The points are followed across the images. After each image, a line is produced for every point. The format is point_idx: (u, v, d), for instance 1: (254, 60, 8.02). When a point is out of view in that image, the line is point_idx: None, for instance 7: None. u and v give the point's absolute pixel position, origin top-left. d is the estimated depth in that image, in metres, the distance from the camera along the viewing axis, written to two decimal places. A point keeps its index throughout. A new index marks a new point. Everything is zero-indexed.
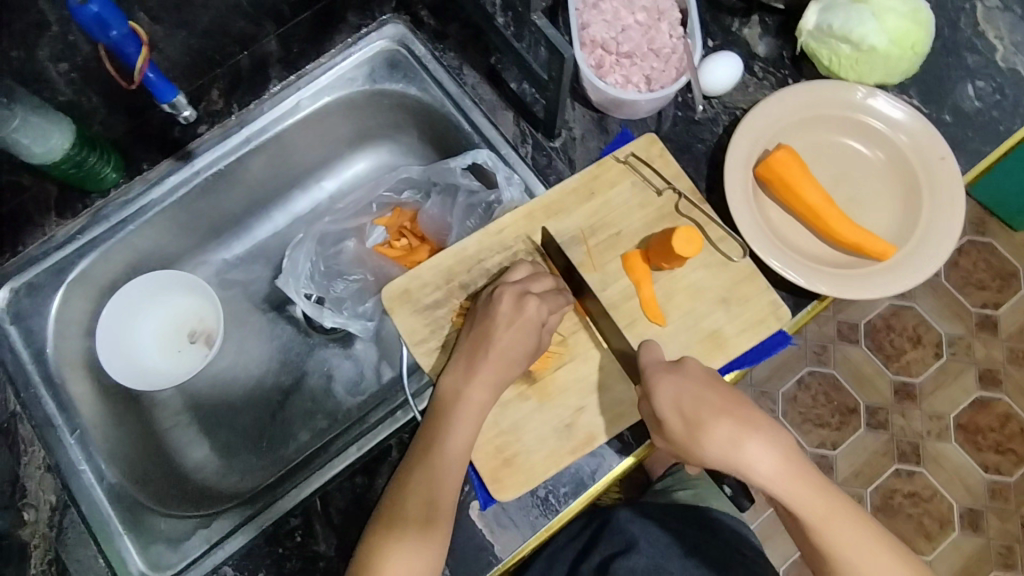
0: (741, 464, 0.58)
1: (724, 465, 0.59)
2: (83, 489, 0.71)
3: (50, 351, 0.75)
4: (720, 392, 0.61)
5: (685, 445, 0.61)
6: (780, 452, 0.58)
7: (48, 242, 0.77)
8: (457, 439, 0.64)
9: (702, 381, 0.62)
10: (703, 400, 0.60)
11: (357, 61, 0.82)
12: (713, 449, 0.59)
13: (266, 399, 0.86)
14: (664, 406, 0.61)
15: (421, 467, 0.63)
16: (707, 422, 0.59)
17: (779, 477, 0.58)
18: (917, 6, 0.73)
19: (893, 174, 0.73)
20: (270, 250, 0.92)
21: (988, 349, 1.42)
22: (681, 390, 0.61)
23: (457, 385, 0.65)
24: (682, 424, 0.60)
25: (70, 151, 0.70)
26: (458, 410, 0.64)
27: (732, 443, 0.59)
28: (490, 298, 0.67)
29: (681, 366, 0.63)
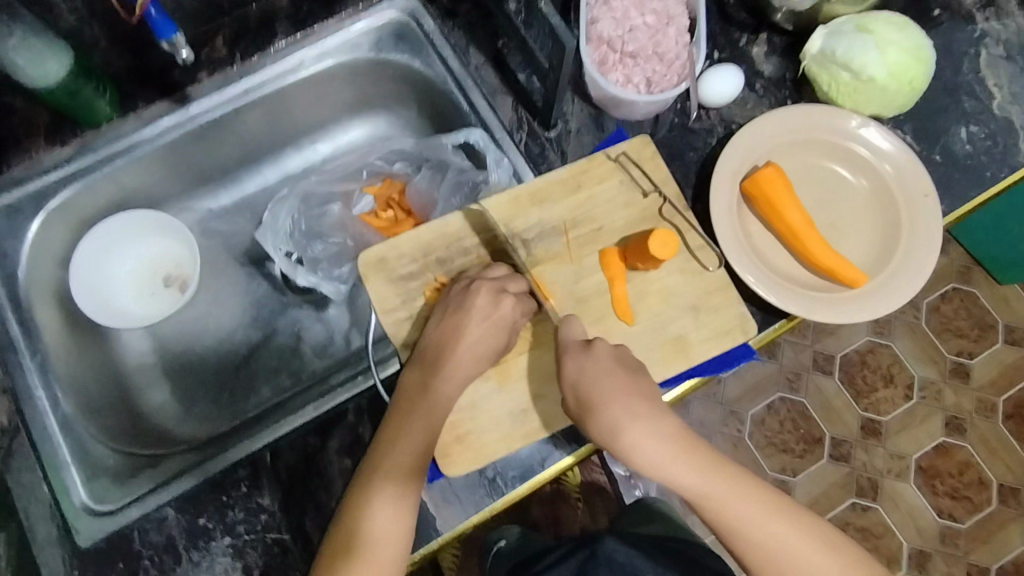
0: (630, 449, 0.61)
1: (607, 447, 0.62)
2: (36, 415, 0.70)
3: (21, 275, 0.75)
4: (622, 381, 0.62)
5: (581, 424, 0.63)
6: (663, 437, 0.61)
7: (34, 166, 0.76)
8: (437, 407, 0.65)
9: (607, 365, 0.63)
10: (598, 388, 0.61)
11: (365, 28, 0.82)
12: (607, 432, 0.61)
13: (233, 352, 0.86)
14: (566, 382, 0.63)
15: (404, 429, 0.65)
16: (597, 411, 0.61)
17: (660, 454, 0.60)
18: (921, 42, 0.74)
19: (875, 205, 0.74)
20: (257, 204, 0.92)
21: (957, 396, 1.44)
22: (582, 370, 0.63)
23: (424, 377, 0.66)
24: (575, 403, 0.62)
25: (65, 79, 0.69)
26: (425, 402, 0.65)
27: (618, 430, 0.61)
28: (466, 292, 0.67)
29: (588, 348, 0.64)
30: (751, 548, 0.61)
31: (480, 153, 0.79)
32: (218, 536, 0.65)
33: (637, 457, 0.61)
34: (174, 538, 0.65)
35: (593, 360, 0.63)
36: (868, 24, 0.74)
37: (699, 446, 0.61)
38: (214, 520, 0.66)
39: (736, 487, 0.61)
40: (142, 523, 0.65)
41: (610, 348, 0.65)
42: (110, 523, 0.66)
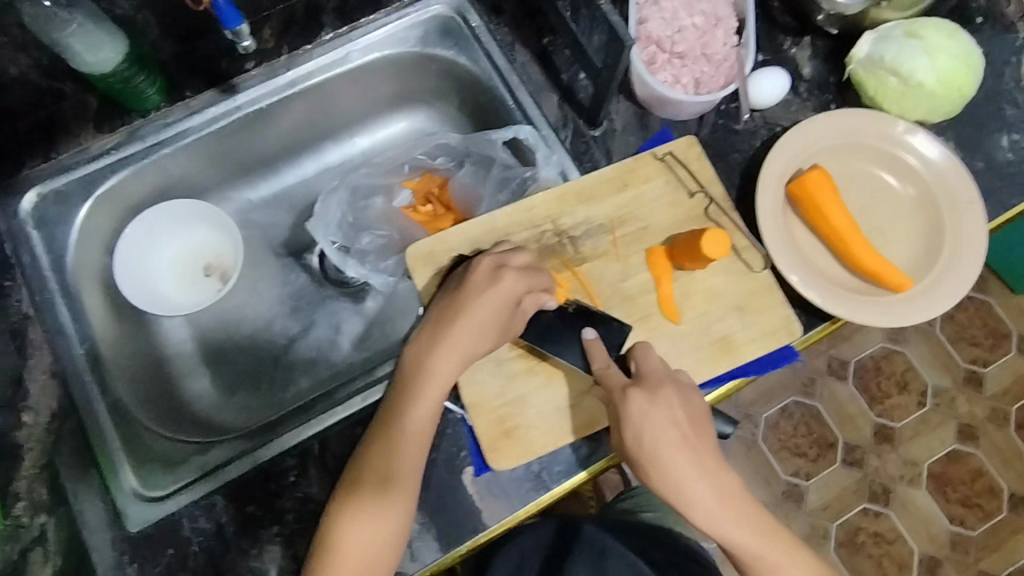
0: (691, 505, 0.63)
1: (664, 495, 0.63)
2: (86, 401, 0.71)
3: (70, 260, 0.75)
4: (686, 429, 0.63)
5: (640, 471, 0.63)
6: (719, 493, 0.62)
7: (82, 153, 0.77)
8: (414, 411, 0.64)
9: (673, 416, 0.62)
10: (659, 443, 0.62)
11: (412, 22, 0.83)
12: (668, 486, 0.62)
13: (271, 343, 0.87)
14: (632, 424, 0.62)
15: (383, 436, 0.64)
16: (656, 466, 0.62)
17: (715, 509, 0.62)
18: (969, 50, 0.74)
19: (919, 210, 0.74)
20: (295, 196, 0.92)
21: (971, 404, 1.44)
22: (649, 414, 0.62)
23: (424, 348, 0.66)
24: (638, 449, 0.62)
25: (120, 66, 0.70)
26: (421, 377, 0.65)
27: (681, 487, 0.62)
28: (466, 271, 0.68)
29: (653, 396, 0.63)
30: None
31: (528, 149, 0.79)
32: (267, 525, 0.66)
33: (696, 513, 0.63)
34: (222, 525, 0.66)
35: (661, 411, 0.62)
36: (916, 30, 0.74)
37: (751, 505, 0.63)
38: (262, 508, 0.66)
39: (782, 547, 0.63)
40: (191, 507, 0.66)
41: (672, 394, 0.63)
42: (159, 509, 0.67)
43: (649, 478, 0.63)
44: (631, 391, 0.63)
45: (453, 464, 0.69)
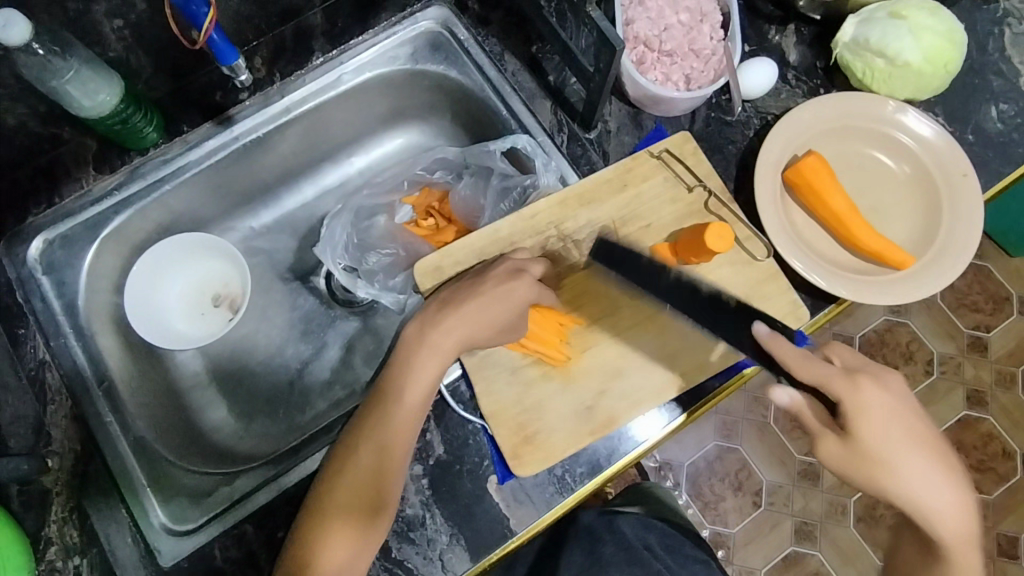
0: (931, 500, 0.57)
1: (912, 494, 0.57)
2: (109, 441, 0.71)
3: (81, 303, 0.76)
4: (914, 423, 0.58)
5: (881, 471, 0.56)
6: (956, 488, 0.58)
7: (85, 195, 0.77)
8: (387, 430, 0.63)
9: (899, 400, 0.58)
10: (907, 435, 0.57)
11: (401, 40, 0.83)
12: (882, 476, 0.56)
13: (285, 367, 0.88)
14: (870, 416, 0.56)
15: (353, 452, 0.64)
16: (900, 460, 0.57)
17: (935, 501, 0.57)
18: (951, 26, 0.76)
19: (915, 187, 0.75)
20: (297, 220, 0.93)
21: (977, 369, 1.45)
22: (890, 406, 0.57)
23: (422, 330, 0.66)
24: (877, 442, 0.56)
25: (118, 107, 0.71)
26: (420, 356, 0.65)
27: (920, 483, 0.57)
28: (489, 264, 0.69)
29: (883, 382, 0.58)
30: None
31: (527, 157, 0.80)
32: None
33: (930, 512, 0.57)
34: (255, 553, 0.67)
35: (892, 397, 0.57)
36: (900, 10, 0.75)
37: (957, 503, 0.58)
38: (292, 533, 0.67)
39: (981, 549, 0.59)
40: (222, 537, 0.67)
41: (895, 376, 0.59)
42: (189, 543, 0.67)
43: (874, 475, 0.56)
44: (863, 377, 0.57)
45: (476, 473, 0.70)
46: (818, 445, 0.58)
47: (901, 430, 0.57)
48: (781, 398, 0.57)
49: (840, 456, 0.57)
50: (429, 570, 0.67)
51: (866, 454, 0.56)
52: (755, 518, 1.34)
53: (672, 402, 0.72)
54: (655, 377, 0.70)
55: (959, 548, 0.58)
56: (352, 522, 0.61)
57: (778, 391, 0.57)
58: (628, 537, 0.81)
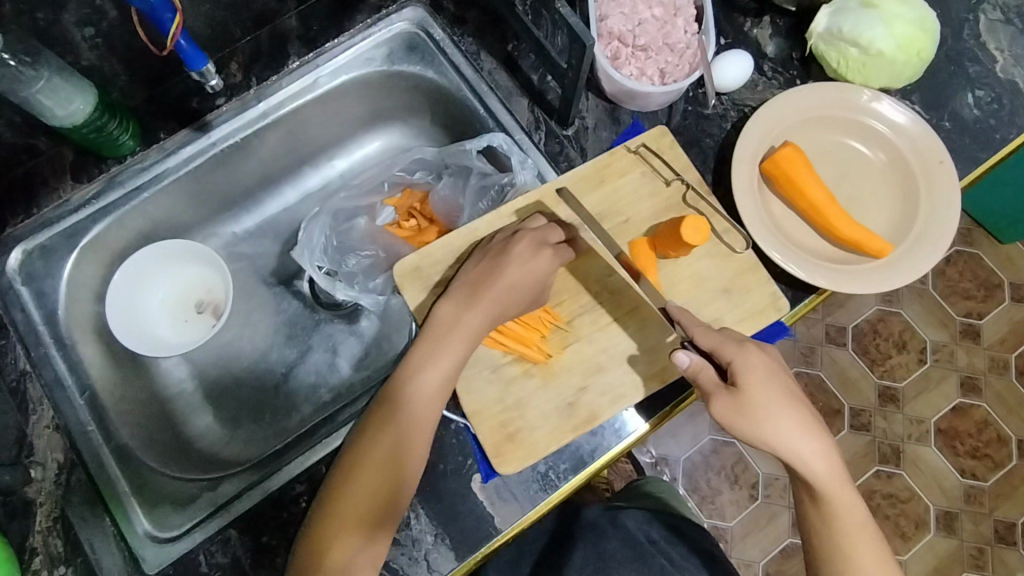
0: (799, 451, 0.61)
1: (777, 446, 0.61)
2: (92, 451, 0.71)
3: (61, 312, 0.76)
4: (788, 386, 0.63)
5: (751, 422, 0.61)
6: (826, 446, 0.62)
7: (63, 205, 0.77)
8: (416, 411, 0.64)
9: (770, 364, 0.63)
10: (786, 394, 0.62)
11: (377, 41, 0.83)
12: (767, 427, 0.61)
13: (270, 371, 0.88)
14: (746, 374, 0.61)
15: (372, 446, 0.63)
16: (779, 414, 0.61)
17: (807, 457, 0.61)
18: (924, 14, 0.76)
19: (892, 175, 0.76)
20: (279, 225, 0.93)
21: (970, 357, 1.46)
22: (762, 366, 0.62)
23: (457, 311, 0.67)
24: (751, 395, 0.61)
25: (92, 116, 0.70)
26: (447, 340, 0.66)
27: (795, 435, 0.61)
28: (508, 240, 0.70)
29: (763, 348, 0.64)
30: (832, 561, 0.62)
31: (503, 155, 0.80)
32: (283, 552, 0.67)
33: (805, 463, 0.62)
34: (240, 558, 0.67)
35: (766, 360, 0.63)
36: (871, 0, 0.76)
37: (827, 458, 0.62)
38: (277, 537, 0.67)
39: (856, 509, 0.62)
40: (206, 544, 0.67)
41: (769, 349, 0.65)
42: (172, 550, 0.67)
43: (759, 426, 0.61)
44: (746, 343, 0.63)
45: (460, 472, 0.70)
46: (712, 403, 0.62)
47: (775, 389, 0.62)
48: (681, 361, 0.62)
49: (731, 410, 0.61)
50: (415, 570, 0.67)
51: (752, 405, 0.61)
52: (751, 511, 1.35)
53: (654, 396, 0.72)
54: (636, 371, 0.70)
55: (837, 495, 0.62)
56: (371, 503, 0.62)
57: (677, 354, 0.62)
58: (633, 532, 0.80)
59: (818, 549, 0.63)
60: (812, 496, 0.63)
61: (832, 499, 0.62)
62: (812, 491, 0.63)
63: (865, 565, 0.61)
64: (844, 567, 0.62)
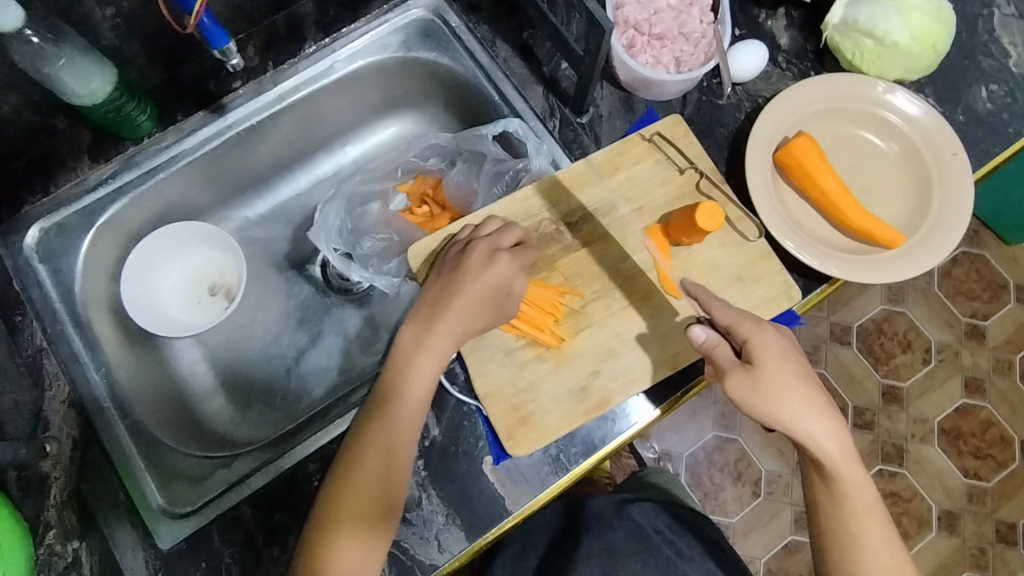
0: (811, 431, 0.61)
1: (790, 425, 0.61)
2: (107, 426, 0.73)
3: (78, 291, 0.76)
4: (801, 366, 0.62)
5: (765, 399, 0.60)
6: (838, 426, 0.62)
7: (81, 184, 0.78)
8: (390, 429, 0.64)
9: (783, 343, 0.63)
10: (800, 377, 0.62)
11: (393, 27, 0.84)
12: (781, 408, 0.60)
13: (281, 355, 0.88)
14: (761, 350, 0.62)
15: (356, 457, 0.63)
16: (793, 396, 0.61)
17: (819, 435, 0.61)
18: (939, 7, 0.76)
19: (905, 166, 0.76)
20: (292, 210, 0.94)
21: (975, 357, 1.46)
22: (774, 345, 0.62)
23: (418, 337, 0.67)
24: (764, 373, 0.61)
25: (111, 96, 0.71)
26: (416, 358, 0.66)
27: (809, 418, 0.61)
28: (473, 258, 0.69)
29: (776, 327, 0.64)
30: (840, 541, 0.62)
31: (519, 141, 0.80)
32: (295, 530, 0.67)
33: (818, 445, 0.61)
34: (252, 536, 0.67)
35: (777, 339, 0.62)
36: None
37: (839, 438, 0.62)
38: (289, 515, 0.68)
39: (867, 490, 0.61)
40: (220, 521, 0.67)
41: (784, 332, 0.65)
42: (185, 525, 0.68)
43: (773, 407, 0.60)
44: (758, 322, 0.63)
45: (472, 454, 0.70)
46: (727, 380, 0.62)
47: (787, 367, 0.61)
48: (697, 336, 0.64)
49: (746, 388, 0.61)
50: (426, 550, 0.68)
51: (768, 384, 0.60)
52: (754, 507, 1.35)
53: (665, 382, 0.73)
54: (648, 356, 0.70)
55: (848, 476, 0.61)
56: (359, 532, 0.61)
57: (694, 328, 0.64)
58: (640, 522, 0.80)
59: (826, 531, 0.63)
60: (823, 478, 0.63)
61: (843, 482, 0.62)
62: (822, 472, 0.62)
63: (874, 549, 0.61)
64: (852, 550, 0.62)
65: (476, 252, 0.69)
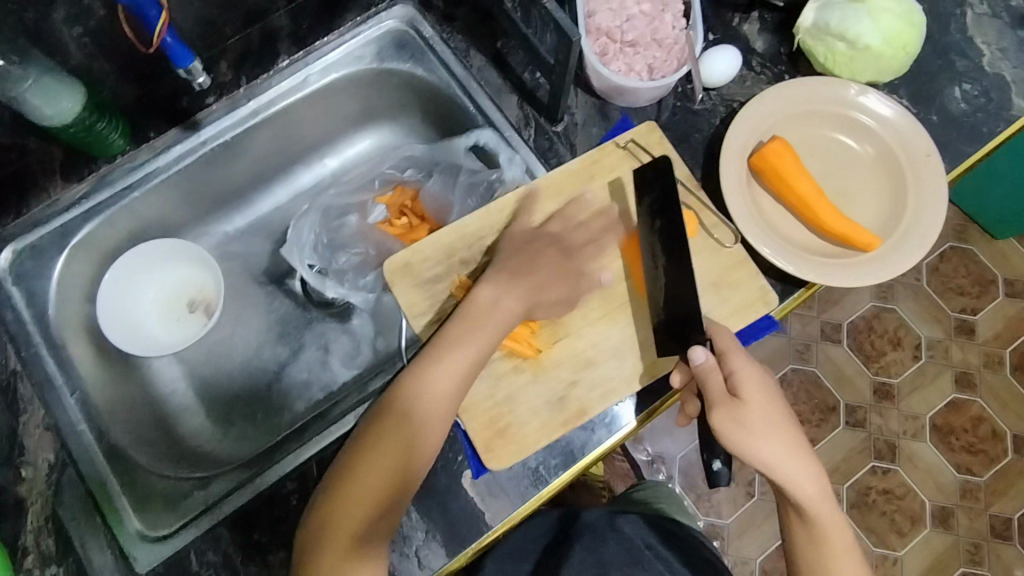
0: (791, 471, 0.63)
1: (772, 466, 0.63)
2: (82, 449, 0.72)
3: (52, 313, 0.76)
4: (782, 408, 0.65)
5: (748, 441, 0.62)
6: (814, 467, 0.64)
7: (53, 205, 0.78)
8: (443, 391, 0.65)
9: (768, 384, 0.65)
10: (779, 415, 0.64)
11: (366, 39, 0.84)
12: (761, 445, 0.62)
13: (263, 370, 0.88)
14: (748, 389, 0.63)
15: (407, 409, 0.65)
16: (773, 433, 0.63)
17: (798, 476, 0.63)
18: (910, 8, 0.76)
19: (880, 169, 0.76)
20: (271, 223, 0.93)
21: (964, 352, 1.46)
22: (761, 385, 0.64)
23: (496, 291, 0.69)
24: (749, 412, 0.62)
25: (81, 115, 0.71)
26: (485, 316, 0.68)
27: (787, 455, 0.63)
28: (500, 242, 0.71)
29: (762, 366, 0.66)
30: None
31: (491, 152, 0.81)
32: (274, 551, 0.66)
33: (797, 485, 0.63)
34: (230, 557, 0.67)
35: (762, 380, 0.64)
36: None
37: (815, 479, 0.64)
38: (268, 535, 0.67)
39: (841, 529, 0.64)
40: (197, 542, 0.67)
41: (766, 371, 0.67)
42: (163, 549, 0.68)
43: (754, 443, 0.62)
44: (747, 361, 0.65)
45: (450, 469, 0.70)
46: (713, 413, 0.63)
47: (769, 409, 0.63)
48: (697, 357, 0.63)
49: (730, 423, 0.62)
50: (406, 566, 0.67)
51: (750, 420, 0.62)
52: (747, 508, 1.35)
53: (645, 390, 0.72)
54: (626, 366, 0.70)
55: (823, 515, 0.64)
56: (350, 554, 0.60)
57: (696, 348, 0.63)
58: (630, 536, 0.77)
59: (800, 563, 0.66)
60: (798, 512, 0.65)
61: (817, 518, 0.64)
62: (800, 510, 0.65)
63: None
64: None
65: (523, 234, 0.72)
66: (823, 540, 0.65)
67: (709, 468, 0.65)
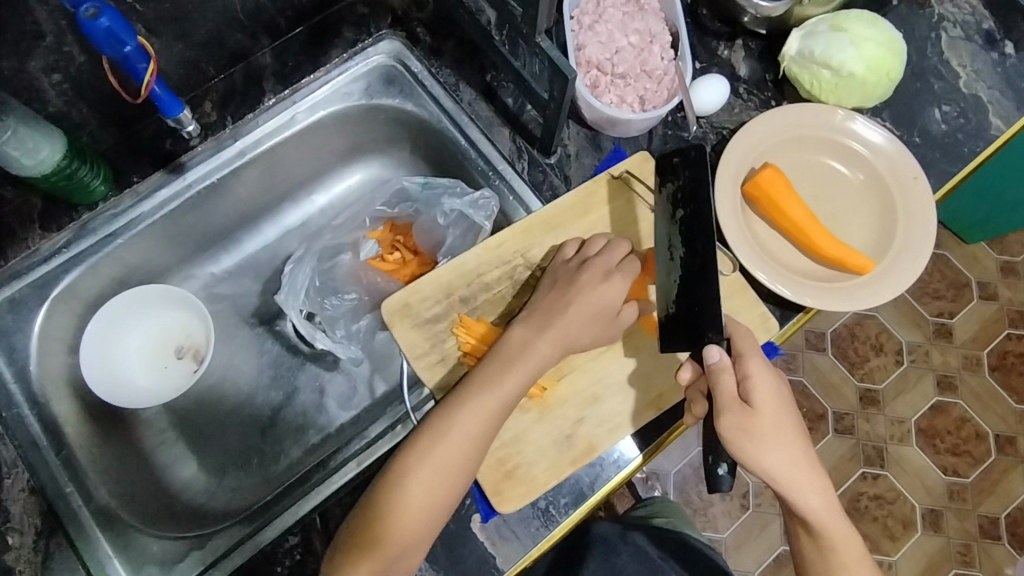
0: (798, 482, 0.63)
1: (776, 476, 0.62)
2: (70, 514, 0.68)
3: (33, 369, 0.73)
4: (792, 418, 0.64)
5: (755, 451, 0.61)
6: (819, 479, 0.64)
7: (31, 256, 0.74)
8: (473, 423, 0.63)
9: (778, 390, 0.64)
10: (787, 425, 0.63)
11: (353, 75, 0.82)
12: (766, 455, 0.61)
13: (256, 414, 0.85)
14: (761, 396, 0.62)
15: (433, 441, 0.62)
16: (779, 443, 0.62)
17: (804, 487, 0.63)
18: (892, 36, 0.78)
19: (870, 193, 0.77)
20: (260, 264, 0.91)
21: (944, 356, 1.49)
22: (774, 390, 0.63)
23: (530, 332, 0.67)
24: (754, 420, 0.61)
25: (60, 163, 0.68)
26: (524, 355, 0.66)
27: (793, 466, 0.62)
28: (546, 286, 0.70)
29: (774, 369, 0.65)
30: None
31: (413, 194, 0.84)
32: None
33: (803, 497, 0.63)
34: None
35: (773, 387, 0.63)
36: (841, 23, 0.78)
37: (820, 491, 0.64)
38: None
39: (849, 543, 0.63)
40: None
41: (779, 375, 0.65)
42: None
43: (760, 453, 0.61)
44: (760, 366, 0.64)
45: (459, 514, 0.68)
46: (720, 417, 0.61)
47: (776, 419, 0.62)
48: (710, 354, 0.61)
49: (738, 429, 0.61)
50: None
51: (757, 428, 0.61)
52: (744, 521, 1.35)
53: (652, 422, 0.72)
54: (631, 400, 0.69)
55: (830, 528, 0.63)
56: None
57: (710, 346, 0.61)
58: (644, 546, 0.77)
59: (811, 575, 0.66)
60: (804, 525, 0.65)
61: (825, 532, 0.64)
62: (806, 523, 0.64)
63: None
64: None
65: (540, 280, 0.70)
66: (833, 554, 0.64)
67: (712, 472, 0.60)
